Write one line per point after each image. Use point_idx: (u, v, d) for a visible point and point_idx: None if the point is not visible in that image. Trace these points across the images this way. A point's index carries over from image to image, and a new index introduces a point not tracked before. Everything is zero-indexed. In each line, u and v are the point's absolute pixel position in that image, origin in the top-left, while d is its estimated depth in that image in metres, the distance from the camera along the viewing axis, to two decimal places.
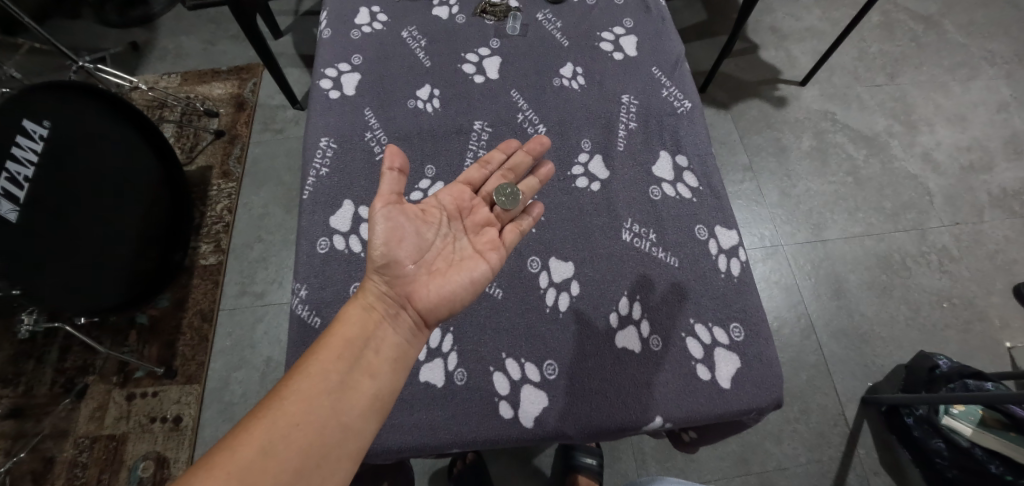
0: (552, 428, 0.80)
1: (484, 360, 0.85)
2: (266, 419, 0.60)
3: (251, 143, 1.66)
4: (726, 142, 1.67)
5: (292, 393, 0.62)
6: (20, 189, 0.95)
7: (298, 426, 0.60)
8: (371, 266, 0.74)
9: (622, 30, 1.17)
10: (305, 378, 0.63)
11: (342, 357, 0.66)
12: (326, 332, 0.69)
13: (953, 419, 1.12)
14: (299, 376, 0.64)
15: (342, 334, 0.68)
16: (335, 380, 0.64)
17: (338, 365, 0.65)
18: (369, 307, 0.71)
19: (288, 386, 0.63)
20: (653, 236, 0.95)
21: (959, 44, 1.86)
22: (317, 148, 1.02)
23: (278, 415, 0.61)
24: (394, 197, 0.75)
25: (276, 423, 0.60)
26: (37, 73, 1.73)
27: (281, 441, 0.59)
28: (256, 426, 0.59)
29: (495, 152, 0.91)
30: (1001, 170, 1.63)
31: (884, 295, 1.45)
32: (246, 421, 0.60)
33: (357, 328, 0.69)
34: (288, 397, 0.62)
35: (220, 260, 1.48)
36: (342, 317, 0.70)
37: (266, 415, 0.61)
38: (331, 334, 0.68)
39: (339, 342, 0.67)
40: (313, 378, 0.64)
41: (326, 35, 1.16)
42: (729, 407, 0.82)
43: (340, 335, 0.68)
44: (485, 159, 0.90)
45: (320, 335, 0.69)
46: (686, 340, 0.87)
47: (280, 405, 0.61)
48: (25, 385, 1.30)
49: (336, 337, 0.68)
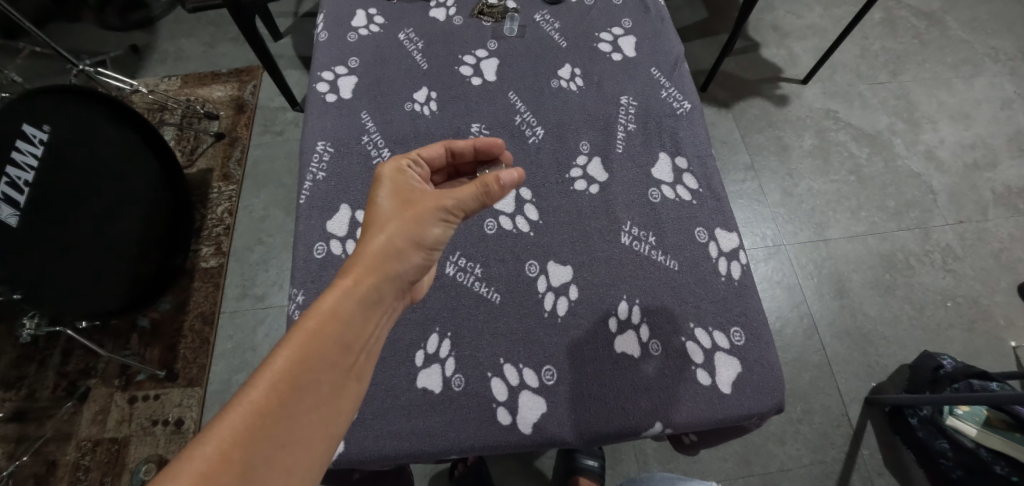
0: (551, 434, 0.80)
1: (482, 366, 0.84)
2: (248, 439, 0.48)
3: (251, 146, 1.66)
4: (728, 141, 1.66)
5: (280, 408, 0.50)
6: (20, 193, 0.95)
7: (287, 447, 0.50)
8: (372, 253, 0.62)
9: (620, 31, 1.16)
10: (289, 383, 0.52)
11: (333, 361, 0.55)
12: (299, 327, 0.55)
13: (958, 419, 1.12)
14: (281, 382, 0.51)
15: (337, 327, 0.56)
16: (326, 386, 0.54)
17: (333, 373, 0.55)
18: (376, 304, 0.60)
19: (273, 399, 0.50)
20: (652, 239, 0.94)
21: (962, 41, 1.84)
22: (313, 152, 1.01)
23: (264, 434, 0.49)
24: (443, 203, 0.68)
25: (261, 444, 0.48)
26: (38, 77, 1.74)
27: (269, 468, 0.48)
28: (233, 443, 0.47)
29: (459, 144, 0.81)
30: (1006, 168, 1.61)
31: (887, 295, 1.44)
32: (213, 442, 0.46)
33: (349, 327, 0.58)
34: (266, 407, 0.50)
35: (220, 262, 1.48)
36: (327, 304, 0.57)
37: (247, 434, 0.48)
38: (315, 331, 0.55)
39: (328, 343, 0.55)
40: (298, 385, 0.52)
41: (322, 38, 1.15)
42: (729, 413, 0.82)
43: (334, 329, 0.56)
44: (452, 150, 0.81)
45: (296, 327, 0.55)
46: (686, 345, 0.86)
47: (257, 415, 0.49)
48: (28, 389, 1.30)
49: (324, 331, 0.56)
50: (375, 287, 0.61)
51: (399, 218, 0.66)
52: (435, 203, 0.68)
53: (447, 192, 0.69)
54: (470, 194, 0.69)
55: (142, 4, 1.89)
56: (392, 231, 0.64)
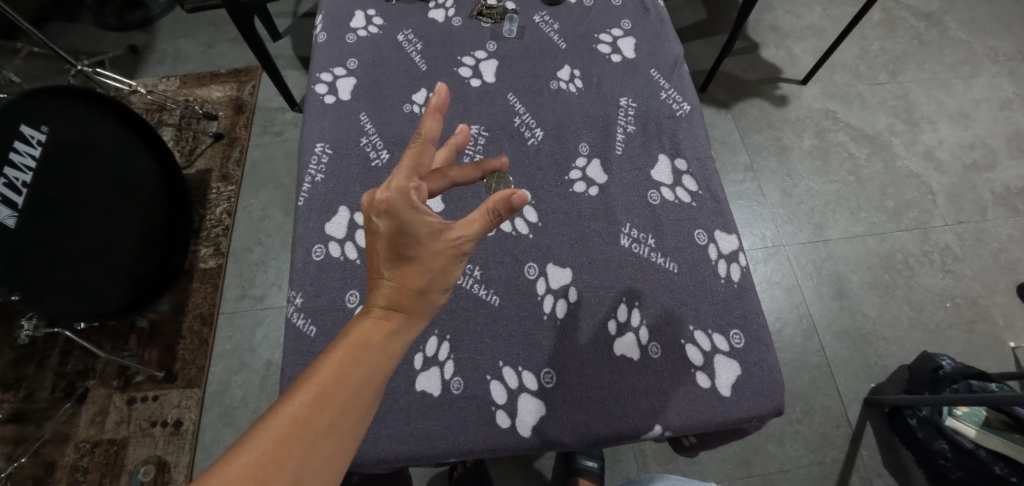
0: (550, 437, 0.79)
1: (481, 368, 0.84)
2: (285, 447, 0.48)
3: (250, 146, 1.66)
4: (727, 142, 1.66)
5: (319, 420, 0.51)
6: (19, 195, 0.94)
7: (318, 460, 0.50)
8: (400, 287, 0.62)
9: (620, 32, 1.16)
10: (326, 397, 0.52)
11: (367, 379, 0.55)
12: (337, 345, 0.57)
13: (958, 420, 1.11)
14: (320, 394, 0.52)
15: (375, 352, 0.57)
16: (359, 403, 0.54)
17: (368, 395, 0.55)
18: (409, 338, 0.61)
19: (312, 412, 0.51)
20: (651, 242, 0.94)
21: (962, 41, 1.84)
22: (312, 154, 1.01)
23: (301, 444, 0.49)
24: (459, 243, 0.66)
25: (299, 453, 0.49)
26: (36, 77, 1.74)
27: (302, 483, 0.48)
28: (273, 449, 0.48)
29: (427, 127, 0.64)
30: (1005, 168, 1.61)
31: (886, 296, 1.44)
32: (255, 446, 0.48)
33: (383, 349, 0.58)
34: (304, 419, 0.50)
35: (219, 263, 1.47)
36: (367, 327, 0.59)
37: (287, 442, 0.49)
38: (353, 348, 0.57)
39: (363, 362, 0.56)
40: (333, 399, 0.52)
41: (321, 39, 1.15)
42: (728, 416, 0.82)
43: (374, 350, 0.57)
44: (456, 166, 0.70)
45: (339, 343, 0.57)
46: (686, 347, 0.86)
47: (297, 423, 0.50)
48: (26, 390, 1.30)
49: (361, 351, 0.57)
50: (405, 320, 0.61)
51: (417, 269, 0.63)
52: (456, 243, 0.66)
53: (460, 226, 0.66)
54: (480, 226, 0.67)
55: (141, 4, 1.88)
56: (415, 270, 0.63)
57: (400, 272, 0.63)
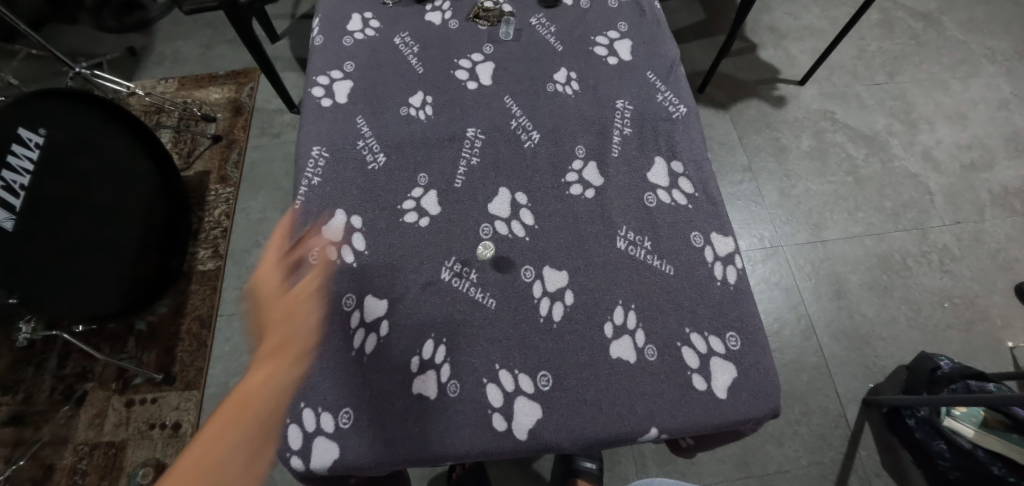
0: (547, 440, 0.79)
1: (478, 371, 0.84)
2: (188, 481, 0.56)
3: (248, 148, 1.66)
4: (725, 143, 1.66)
5: (212, 461, 0.58)
6: (16, 197, 0.94)
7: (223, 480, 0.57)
8: (274, 346, 0.72)
9: (616, 34, 1.16)
10: (213, 431, 0.60)
11: (250, 412, 0.65)
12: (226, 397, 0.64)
13: (955, 420, 1.13)
14: (209, 432, 0.60)
15: (260, 398, 0.67)
16: (251, 433, 0.63)
17: (261, 432, 0.64)
18: (286, 386, 0.71)
19: (205, 456, 0.58)
20: (648, 244, 0.94)
21: (959, 42, 1.84)
22: (309, 157, 1.01)
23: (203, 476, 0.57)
24: (280, 290, 0.78)
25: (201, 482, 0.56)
26: (35, 80, 1.74)
27: None
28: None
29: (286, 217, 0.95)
30: (1003, 168, 1.61)
31: (884, 296, 1.44)
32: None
33: (265, 387, 0.68)
34: (199, 452, 0.58)
35: (217, 265, 1.47)
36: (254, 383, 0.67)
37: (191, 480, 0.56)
38: (240, 393, 0.66)
39: (246, 397, 0.66)
40: (222, 427, 0.61)
41: (317, 42, 1.15)
42: (725, 419, 0.82)
43: (262, 399, 0.67)
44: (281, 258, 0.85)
45: (228, 400, 0.63)
46: (682, 349, 0.86)
47: (191, 458, 0.58)
48: (24, 393, 1.30)
49: (248, 396, 0.66)
50: (282, 369, 0.71)
51: (281, 327, 0.75)
52: (289, 303, 0.78)
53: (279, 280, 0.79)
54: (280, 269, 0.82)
55: (140, 6, 1.88)
56: (285, 324, 0.75)
57: (266, 335, 0.73)
